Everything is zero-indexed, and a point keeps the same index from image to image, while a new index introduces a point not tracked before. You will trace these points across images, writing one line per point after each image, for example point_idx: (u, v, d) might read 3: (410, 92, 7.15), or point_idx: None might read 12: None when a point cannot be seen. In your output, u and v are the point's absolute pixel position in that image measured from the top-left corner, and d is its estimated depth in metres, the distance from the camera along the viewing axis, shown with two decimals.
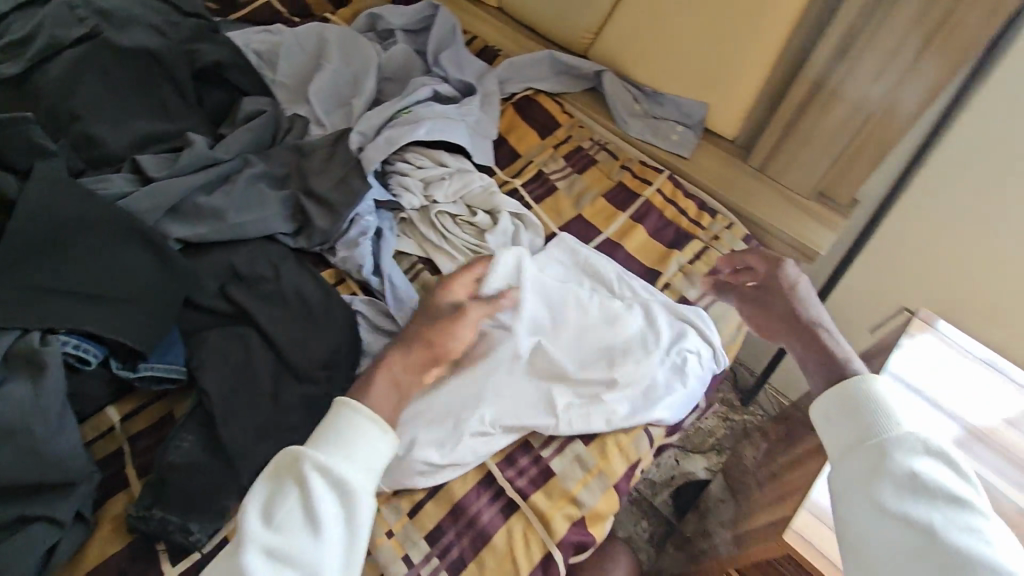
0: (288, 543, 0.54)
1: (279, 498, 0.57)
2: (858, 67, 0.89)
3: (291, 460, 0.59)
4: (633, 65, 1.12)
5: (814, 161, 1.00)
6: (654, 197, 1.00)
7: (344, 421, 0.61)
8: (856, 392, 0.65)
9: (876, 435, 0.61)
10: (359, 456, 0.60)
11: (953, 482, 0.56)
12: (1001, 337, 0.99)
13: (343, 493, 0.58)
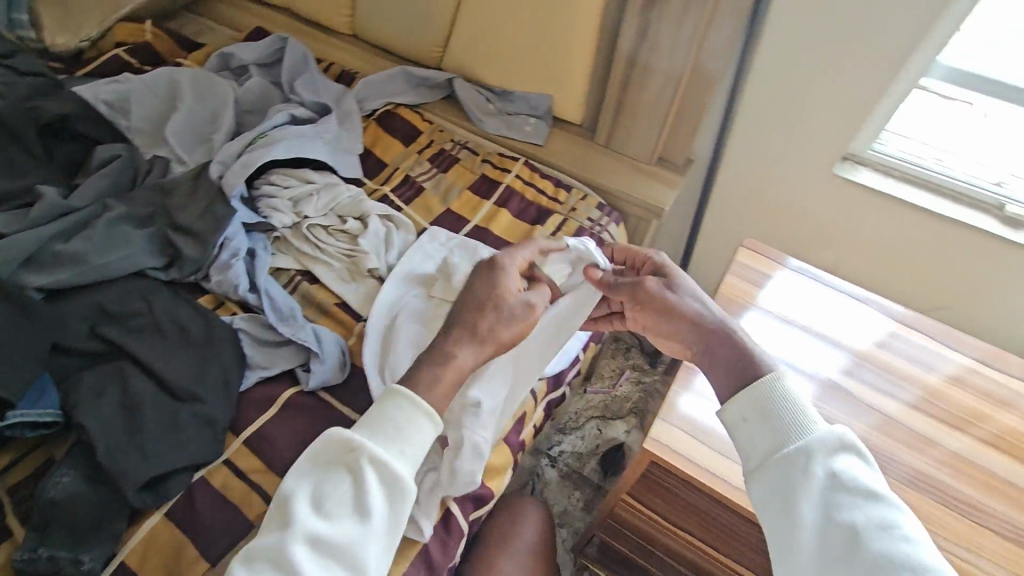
0: (339, 533, 0.49)
1: (326, 488, 0.51)
2: (657, 43, 1.02)
3: (339, 445, 0.52)
4: (480, 70, 1.22)
5: (647, 129, 1.13)
6: (514, 183, 1.10)
7: (397, 407, 0.53)
8: (763, 392, 0.57)
9: (789, 439, 0.54)
10: (411, 447, 0.53)
11: (867, 472, 0.51)
12: (827, 255, 1.15)
13: (393, 483, 0.51)
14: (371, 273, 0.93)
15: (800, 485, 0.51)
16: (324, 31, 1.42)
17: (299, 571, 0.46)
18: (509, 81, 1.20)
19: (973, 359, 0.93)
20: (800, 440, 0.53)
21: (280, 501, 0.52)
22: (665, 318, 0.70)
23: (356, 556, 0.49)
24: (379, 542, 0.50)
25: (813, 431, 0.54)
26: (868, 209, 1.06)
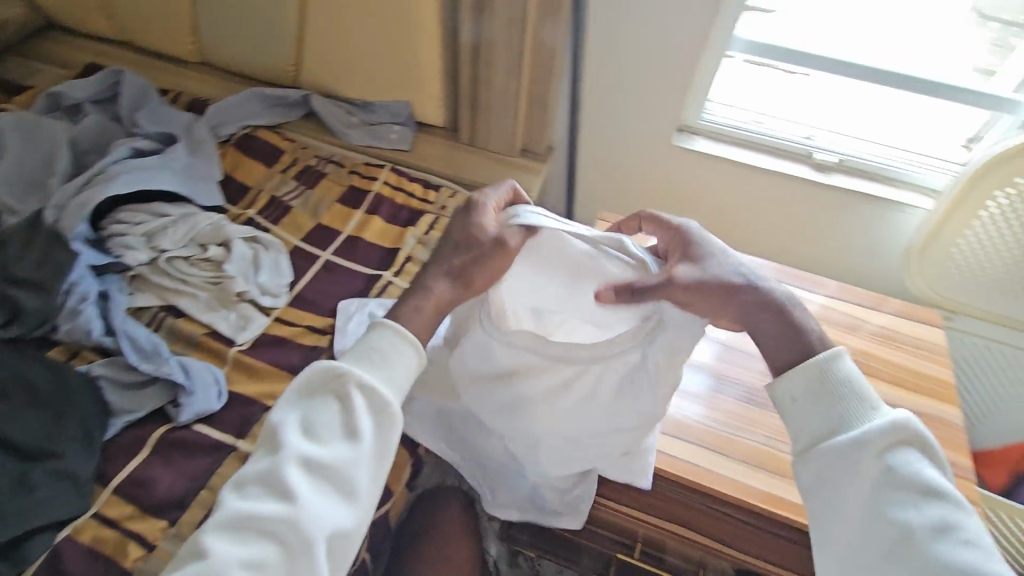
0: (328, 452, 0.54)
1: (315, 414, 0.56)
2: (494, 41, 1.06)
3: (325, 375, 0.57)
4: (336, 83, 1.23)
5: (503, 123, 1.18)
6: (383, 189, 1.11)
7: (380, 336, 0.59)
8: (821, 377, 0.58)
9: (848, 428, 0.56)
10: (397, 373, 0.58)
11: (925, 466, 0.53)
12: (684, 218, 1.27)
13: (379, 405, 0.56)
14: (241, 297, 0.91)
15: (852, 479, 0.55)
16: (168, 60, 1.36)
17: (292, 489, 0.51)
18: (368, 91, 1.22)
19: (811, 292, 1.06)
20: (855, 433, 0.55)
21: (272, 429, 0.56)
22: (713, 304, 0.65)
23: (345, 472, 0.53)
24: (368, 465, 0.55)
25: (878, 420, 0.56)
26: (707, 171, 1.19)
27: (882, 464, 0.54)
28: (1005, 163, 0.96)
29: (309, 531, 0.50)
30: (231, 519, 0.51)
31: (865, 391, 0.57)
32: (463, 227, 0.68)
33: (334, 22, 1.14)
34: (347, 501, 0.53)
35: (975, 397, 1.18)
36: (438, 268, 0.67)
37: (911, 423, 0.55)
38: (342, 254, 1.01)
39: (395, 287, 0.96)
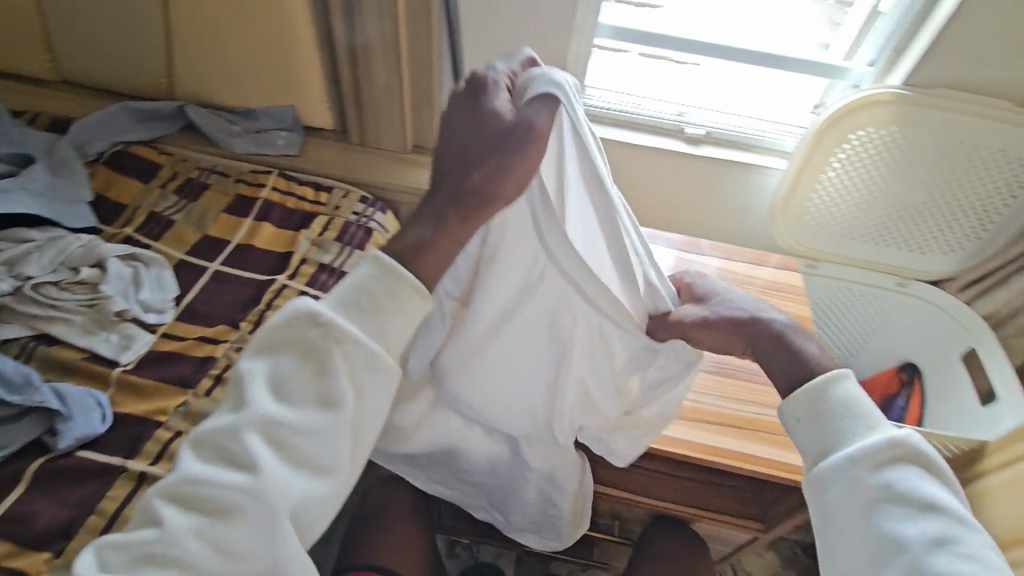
0: (298, 416, 0.48)
1: (284, 371, 0.49)
2: (368, 41, 1.07)
3: (301, 326, 0.50)
4: (214, 91, 1.19)
5: (391, 121, 1.19)
6: (272, 195, 1.10)
7: (370, 281, 0.51)
8: (833, 397, 0.56)
9: (842, 445, 0.54)
10: (391, 325, 0.51)
11: (923, 482, 0.50)
12: None
13: (361, 364, 0.49)
14: (122, 317, 0.87)
15: (840, 485, 0.52)
16: (21, 79, 1.26)
17: (253, 458, 0.46)
18: (251, 98, 1.20)
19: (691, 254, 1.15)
20: (853, 446, 0.53)
21: (237, 383, 0.50)
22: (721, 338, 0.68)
23: (321, 439, 0.48)
24: (342, 435, 0.49)
25: (872, 434, 0.53)
26: None
27: (879, 478, 0.51)
28: (839, 122, 1.07)
29: (271, 503, 0.45)
30: (185, 486, 0.46)
31: (864, 407, 0.55)
32: (479, 129, 0.54)
33: (202, 28, 1.10)
34: (317, 474, 0.48)
35: (846, 337, 1.33)
36: (442, 178, 0.54)
37: (909, 438, 0.52)
38: (233, 262, 0.98)
39: (291, 289, 0.95)
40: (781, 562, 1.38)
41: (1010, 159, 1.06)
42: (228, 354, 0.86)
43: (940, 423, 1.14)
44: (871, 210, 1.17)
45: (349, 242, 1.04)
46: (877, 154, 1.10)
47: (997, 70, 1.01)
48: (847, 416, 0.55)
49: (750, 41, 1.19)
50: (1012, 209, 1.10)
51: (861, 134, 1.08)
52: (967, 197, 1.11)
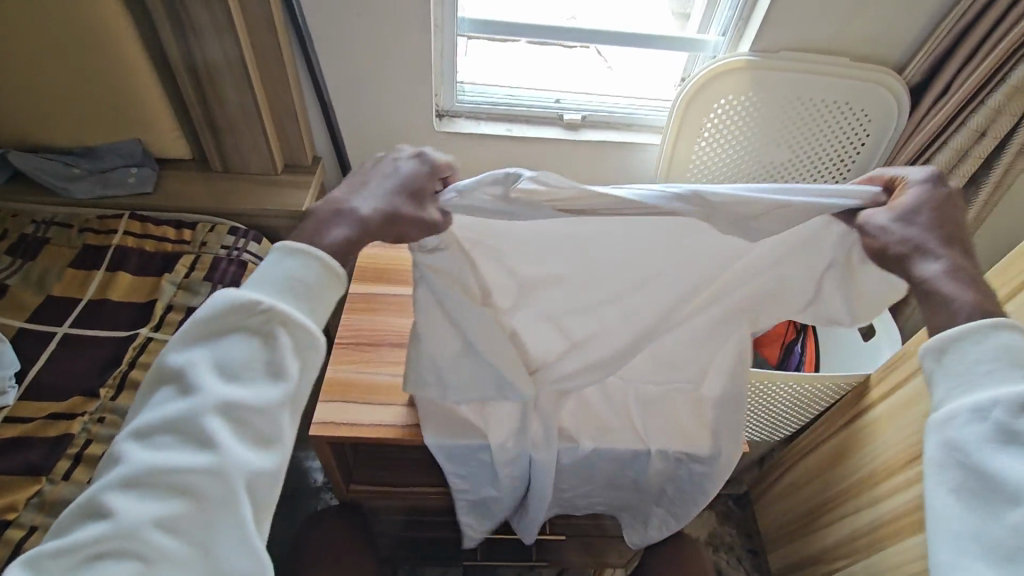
0: (249, 392, 0.54)
1: (226, 353, 0.55)
2: (211, 62, 0.99)
3: (241, 311, 0.56)
4: (42, 131, 1.06)
5: (254, 143, 1.11)
6: (126, 240, 0.99)
7: (301, 265, 0.58)
8: (1003, 346, 0.56)
9: (979, 400, 0.55)
10: (320, 306, 0.59)
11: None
12: None
13: (303, 342, 0.57)
14: None
15: (966, 427, 0.56)
16: None
17: (213, 437, 0.52)
18: (87, 134, 1.07)
19: None
20: (1000, 395, 0.54)
21: (184, 371, 0.54)
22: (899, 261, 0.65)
23: (270, 412, 0.55)
24: (287, 408, 0.56)
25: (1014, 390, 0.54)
26: (472, 152, 1.26)
27: (1018, 424, 0.53)
28: (698, 96, 1.11)
29: (230, 477, 0.51)
30: (138, 474, 0.50)
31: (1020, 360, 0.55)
32: (403, 180, 0.64)
33: (11, 63, 0.97)
34: (266, 446, 0.55)
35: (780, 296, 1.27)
36: (361, 199, 0.63)
37: None
38: (84, 323, 0.88)
39: (156, 342, 0.87)
40: (716, 519, 1.44)
41: (855, 111, 1.13)
42: (86, 427, 0.77)
43: None
44: (744, 175, 1.22)
45: (221, 280, 0.96)
46: (739, 120, 1.15)
47: (833, 29, 1.07)
48: (1002, 362, 0.56)
49: (610, 21, 1.19)
50: (863, 157, 1.19)
51: (723, 103, 1.13)
52: (825, 150, 1.18)
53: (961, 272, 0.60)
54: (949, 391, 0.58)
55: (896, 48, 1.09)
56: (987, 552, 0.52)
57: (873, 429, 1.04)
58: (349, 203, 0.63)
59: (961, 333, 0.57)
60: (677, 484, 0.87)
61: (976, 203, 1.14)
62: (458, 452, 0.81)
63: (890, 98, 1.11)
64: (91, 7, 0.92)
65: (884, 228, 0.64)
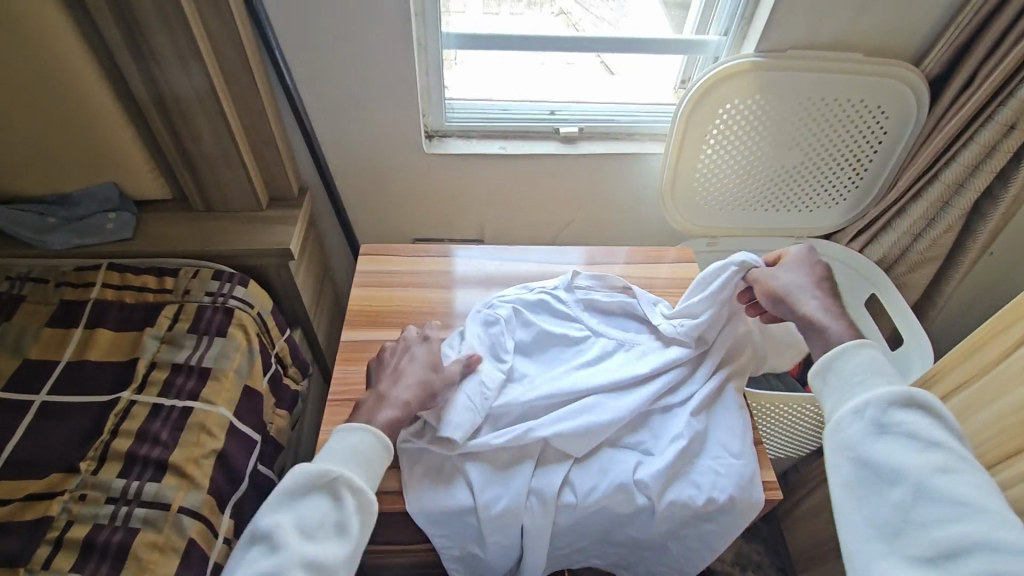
0: (321, 549, 0.64)
1: (304, 517, 0.66)
2: (181, 98, 0.93)
3: (316, 480, 0.68)
4: (11, 181, 1.00)
5: (235, 178, 1.05)
6: (105, 293, 0.94)
7: (362, 440, 0.72)
8: (866, 360, 0.71)
9: (861, 403, 0.68)
10: (373, 475, 0.71)
11: (931, 425, 0.64)
12: (461, 220, 1.31)
13: (362, 503, 0.68)
14: None
15: (851, 426, 0.67)
16: None
17: None
18: (59, 181, 1.01)
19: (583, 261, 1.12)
20: (875, 392, 0.67)
21: (266, 535, 0.64)
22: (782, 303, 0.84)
23: (338, 563, 0.64)
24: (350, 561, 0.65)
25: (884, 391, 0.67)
26: (465, 172, 1.20)
27: (888, 413, 0.65)
28: (702, 101, 1.04)
29: None
30: None
31: (882, 374, 0.70)
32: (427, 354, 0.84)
33: None
34: None
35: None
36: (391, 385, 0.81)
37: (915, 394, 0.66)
38: (63, 389, 0.83)
39: (140, 404, 0.82)
40: (742, 538, 1.38)
41: (870, 107, 1.06)
42: (66, 508, 0.72)
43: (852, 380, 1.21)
44: (752, 179, 1.16)
45: (206, 331, 0.90)
46: (746, 126, 1.08)
47: (845, 21, 0.99)
48: (869, 376, 0.70)
49: (603, 26, 1.13)
50: (880, 155, 1.12)
51: (728, 108, 1.06)
52: (838, 151, 1.12)
53: (831, 309, 0.82)
54: (837, 404, 0.71)
55: (913, 38, 1.02)
56: (885, 527, 0.61)
57: None
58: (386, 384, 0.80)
59: (838, 351, 0.73)
60: (700, 532, 0.81)
61: (1005, 198, 1.07)
62: (467, 509, 0.76)
63: (908, 93, 1.04)
64: (49, 49, 0.86)
65: (774, 279, 0.85)
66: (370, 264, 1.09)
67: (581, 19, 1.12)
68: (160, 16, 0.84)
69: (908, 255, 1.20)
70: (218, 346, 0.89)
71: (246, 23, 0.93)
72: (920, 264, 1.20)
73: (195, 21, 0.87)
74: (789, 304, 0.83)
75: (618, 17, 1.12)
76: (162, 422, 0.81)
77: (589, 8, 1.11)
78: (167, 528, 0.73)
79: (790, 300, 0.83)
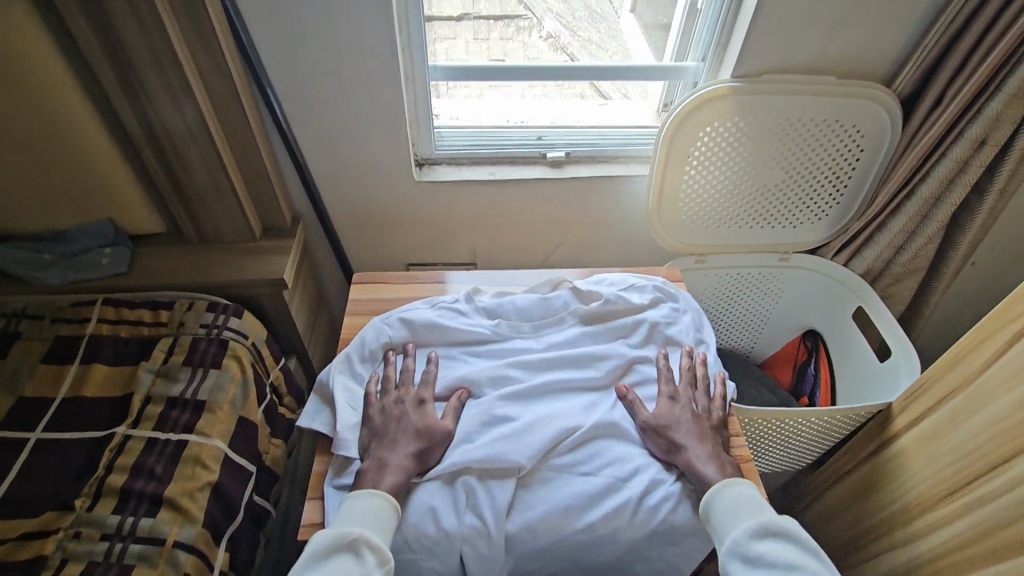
0: None
1: (329, 575, 0.69)
2: (174, 134, 0.96)
3: (338, 540, 0.72)
4: (7, 218, 1.01)
5: (230, 212, 1.07)
6: (100, 329, 0.95)
7: (379, 502, 0.78)
8: (732, 493, 0.80)
9: (733, 539, 0.75)
10: (388, 533, 0.76)
11: (789, 552, 0.73)
12: (453, 245, 1.33)
13: (383, 560, 0.73)
14: None
15: (732, 563, 0.74)
16: None
17: None
18: (55, 219, 1.03)
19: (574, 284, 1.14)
20: (740, 527, 0.76)
21: None
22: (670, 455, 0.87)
23: None
24: None
25: (747, 525, 0.76)
26: (456, 197, 1.22)
27: (754, 546, 0.74)
28: (683, 124, 1.07)
29: None
30: None
31: (744, 506, 0.78)
32: (419, 420, 0.88)
33: None
34: None
35: (742, 338, 1.44)
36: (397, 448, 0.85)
37: (773, 522, 0.75)
38: (58, 426, 0.83)
39: (135, 439, 0.82)
40: None
41: (845, 127, 1.09)
42: (61, 545, 0.73)
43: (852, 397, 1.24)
44: (735, 200, 1.19)
45: (201, 363, 0.91)
46: (727, 148, 1.11)
47: (816, 45, 1.03)
48: (735, 511, 0.78)
49: (591, 51, 1.16)
50: (858, 172, 1.15)
51: (708, 130, 1.09)
52: (817, 170, 1.15)
53: (710, 457, 0.85)
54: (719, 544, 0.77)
55: (883, 60, 1.06)
56: None
57: (899, 461, 0.98)
58: (387, 450, 0.85)
59: (708, 491, 0.81)
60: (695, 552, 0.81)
61: (981, 210, 1.10)
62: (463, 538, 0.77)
63: (881, 112, 1.07)
64: (44, 90, 0.88)
65: (654, 439, 0.88)
66: (364, 293, 1.10)
67: (569, 44, 1.15)
68: (152, 56, 0.87)
69: (891, 267, 1.22)
70: (213, 379, 0.90)
71: (237, 60, 0.96)
72: (903, 276, 1.23)
73: (187, 60, 0.90)
74: (682, 455, 0.85)
75: (606, 40, 1.16)
76: (157, 456, 0.81)
77: (577, 30, 1.14)
78: (162, 563, 0.73)
79: (679, 448, 0.86)
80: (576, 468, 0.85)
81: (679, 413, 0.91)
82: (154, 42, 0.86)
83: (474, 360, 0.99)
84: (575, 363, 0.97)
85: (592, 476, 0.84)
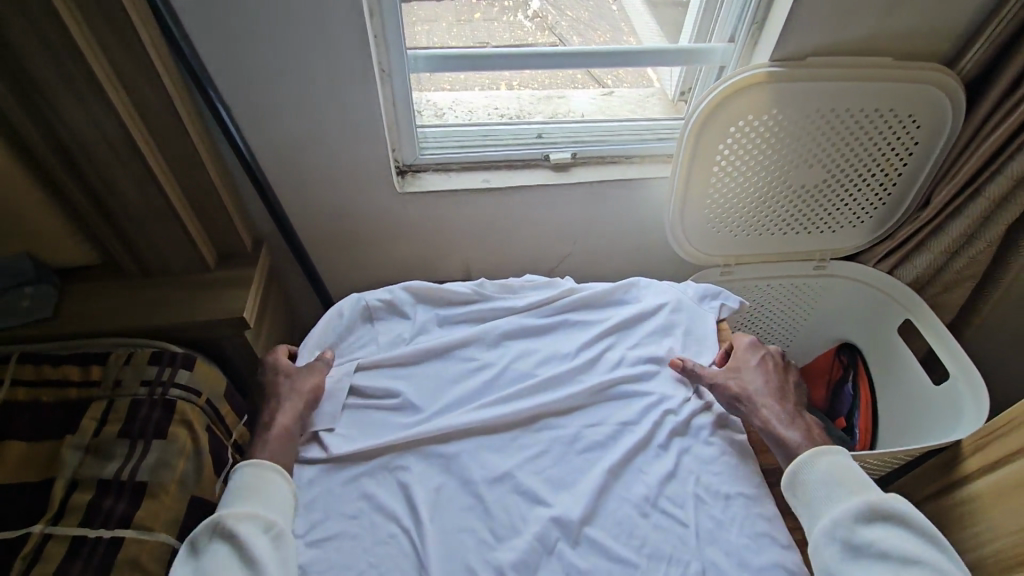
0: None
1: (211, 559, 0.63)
2: (92, 151, 0.78)
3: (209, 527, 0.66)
4: None
5: (173, 238, 0.89)
6: (14, 393, 0.77)
7: (252, 472, 0.71)
8: (830, 464, 0.73)
9: (838, 517, 0.68)
10: (269, 493, 0.70)
11: (903, 539, 0.66)
12: (441, 261, 1.16)
13: (261, 522, 0.66)
14: None
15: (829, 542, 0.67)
16: None
17: None
18: None
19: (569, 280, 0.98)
20: (843, 508, 0.69)
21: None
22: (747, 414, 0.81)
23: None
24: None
25: (856, 507, 0.68)
26: (445, 208, 1.05)
27: (861, 531, 0.67)
28: (708, 122, 0.91)
29: None
30: None
31: (852, 485, 0.71)
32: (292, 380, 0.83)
33: None
34: None
35: None
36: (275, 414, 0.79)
37: (888, 505, 0.68)
38: None
39: (55, 540, 0.66)
40: None
41: (898, 117, 0.94)
42: None
43: (894, 424, 1.12)
44: (768, 205, 1.04)
45: (141, 434, 0.75)
46: (760, 147, 0.95)
47: (870, 23, 0.86)
48: (839, 488, 0.70)
49: (582, 34, 0.98)
50: (910, 168, 1.00)
51: (741, 124, 0.92)
52: (861, 165, 0.99)
53: (790, 421, 0.80)
54: (813, 518, 0.71)
55: (947, 37, 0.89)
56: None
57: (976, 508, 0.85)
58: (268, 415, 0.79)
59: (795, 462, 0.74)
60: None
61: None
62: None
63: (943, 101, 0.91)
64: None
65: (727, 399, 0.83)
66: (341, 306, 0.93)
67: (557, 24, 0.97)
68: (50, 58, 0.68)
69: (944, 273, 1.07)
70: (155, 454, 0.74)
71: (166, 58, 0.77)
72: (958, 283, 1.08)
73: (99, 61, 0.72)
74: (760, 416, 0.80)
75: (595, 19, 0.97)
76: (81, 561, 0.65)
77: (565, 8, 0.96)
78: None
79: (757, 410, 0.81)
80: (577, 432, 0.80)
81: (762, 373, 0.85)
82: (48, 39, 0.67)
83: (460, 323, 0.93)
84: (559, 315, 0.94)
85: (599, 426, 0.81)
